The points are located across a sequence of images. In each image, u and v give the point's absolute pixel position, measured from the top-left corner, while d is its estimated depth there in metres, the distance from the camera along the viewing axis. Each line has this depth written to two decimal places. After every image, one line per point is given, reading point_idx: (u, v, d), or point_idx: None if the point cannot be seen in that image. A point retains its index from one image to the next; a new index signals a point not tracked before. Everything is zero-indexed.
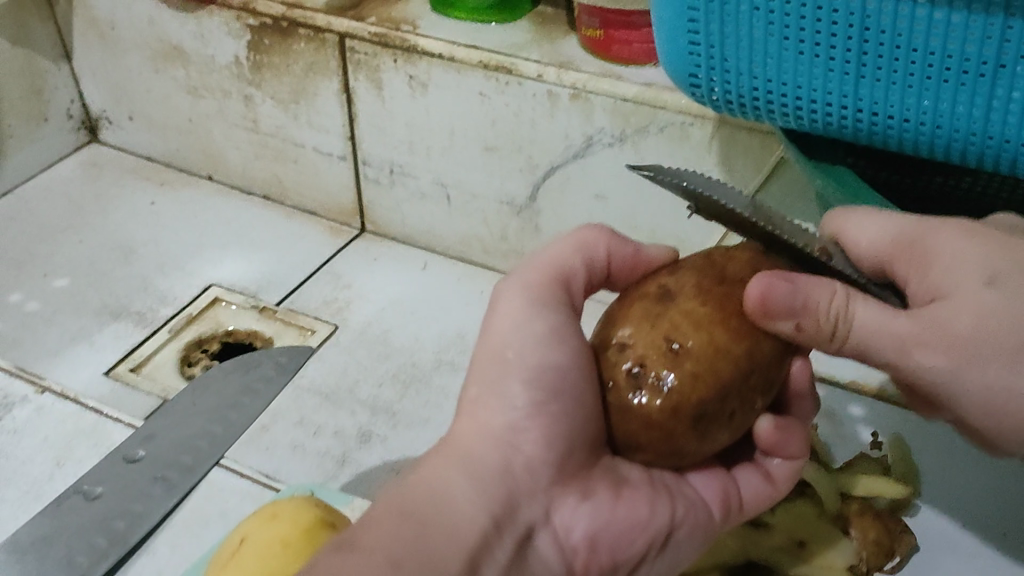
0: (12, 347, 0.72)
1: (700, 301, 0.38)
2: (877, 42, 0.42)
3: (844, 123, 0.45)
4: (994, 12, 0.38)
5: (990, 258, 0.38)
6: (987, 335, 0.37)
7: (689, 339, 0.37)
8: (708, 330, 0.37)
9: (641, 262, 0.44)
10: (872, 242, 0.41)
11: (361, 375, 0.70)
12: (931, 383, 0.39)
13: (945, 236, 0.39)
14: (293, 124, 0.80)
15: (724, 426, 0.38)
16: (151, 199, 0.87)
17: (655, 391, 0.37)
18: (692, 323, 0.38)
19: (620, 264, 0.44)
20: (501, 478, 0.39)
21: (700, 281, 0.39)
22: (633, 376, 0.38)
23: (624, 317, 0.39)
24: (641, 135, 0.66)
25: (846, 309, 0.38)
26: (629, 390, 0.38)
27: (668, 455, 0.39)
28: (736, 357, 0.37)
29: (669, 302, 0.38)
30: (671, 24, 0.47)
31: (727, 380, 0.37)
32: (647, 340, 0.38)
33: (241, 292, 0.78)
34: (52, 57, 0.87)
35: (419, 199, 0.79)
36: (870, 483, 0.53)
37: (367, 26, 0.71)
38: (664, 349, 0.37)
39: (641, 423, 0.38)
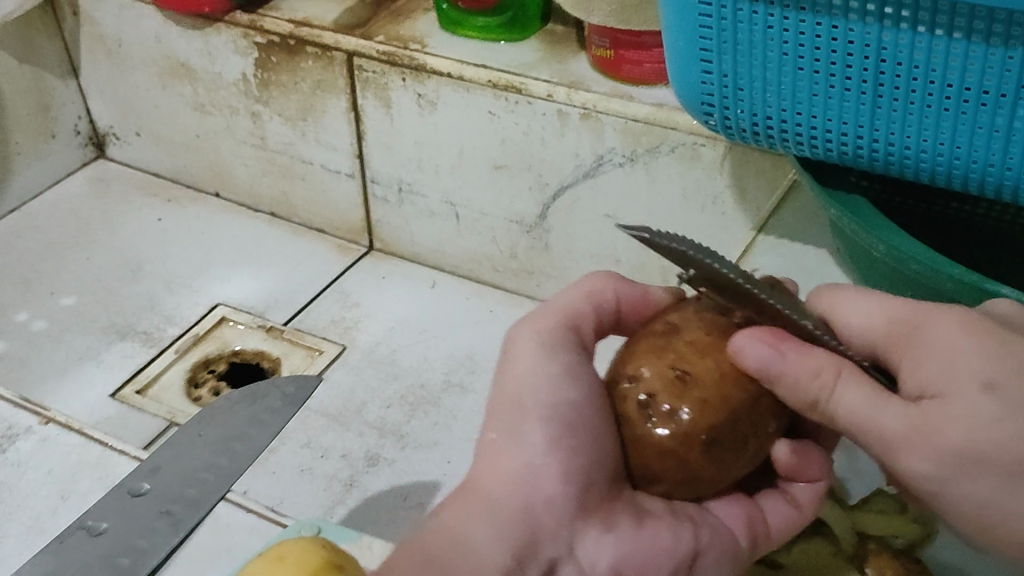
0: (18, 367, 0.71)
1: (703, 330, 0.38)
2: (893, 74, 0.41)
3: (861, 152, 0.44)
4: (1013, 46, 0.37)
5: (988, 358, 0.34)
6: (977, 447, 0.33)
7: (696, 365, 0.37)
8: (714, 356, 0.37)
9: (653, 303, 0.43)
10: (868, 323, 0.38)
11: (368, 397, 0.69)
12: (920, 487, 0.36)
13: (943, 325, 0.35)
14: (301, 141, 0.80)
15: (740, 454, 0.37)
16: (159, 216, 0.87)
17: (667, 420, 0.37)
18: (697, 351, 0.37)
19: (632, 305, 0.43)
20: (515, 516, 0.38)
21: (705, 314, 0.39)
22: (643, 408, 0.37)
23: (631, 351, 0.39)
24: (652, 155, 0.65)
25: (830, 389, 0.36)
26: (642, 424, 0.37)
27: (687, 484, 0.38)
28: (746, 383, 0.37)
29: (673, 335, 0.38)
30: (683, 53, 0.46)
31: (738, 404, 0.37)
32: (654, 370, 0.37)
33: (248, 311, 0.77)
34: (60, 73, 0.87)
35: (428, 217, 0.78)
36: (887, 517, 0.50)
37: (376, 44, 0.71)
38: (673, 377, 0.37)
39: (656, 454, 0.37)
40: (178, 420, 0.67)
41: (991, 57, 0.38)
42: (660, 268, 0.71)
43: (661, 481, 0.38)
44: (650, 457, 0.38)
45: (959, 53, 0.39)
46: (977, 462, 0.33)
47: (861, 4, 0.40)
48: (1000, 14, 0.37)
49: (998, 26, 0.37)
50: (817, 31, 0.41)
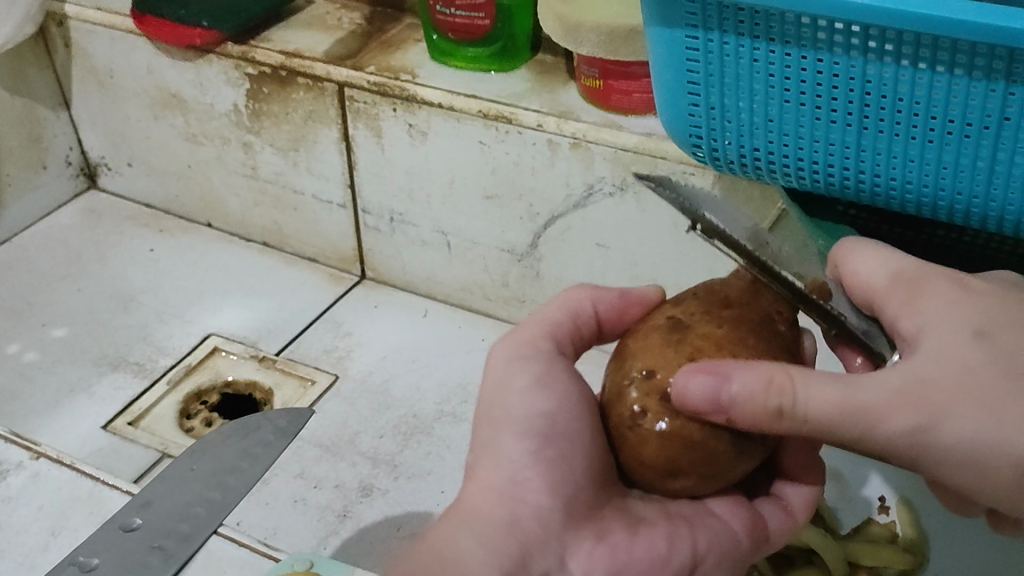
0: (10, 400, 0.71)
1: (715, 325, 0.39)
2: (878, 106, 0.41)
3: (847, 183, 0.45)
4: (996, 79, 0.38)
5: (975, 312, 0.36)
6: (970, 384, 0.34)
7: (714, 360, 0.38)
8: (731, 352, 0.38)
9: (627, 305, 0.45)
10: (870, 274, 0.40)
11: (361, 427, 0.69)
12: (906, 446, 0.36)
13: (933, 287, 0.37)
14: (293, 172, 0.80)
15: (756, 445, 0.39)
16: (151, 246, 0.87)
17: (691, 411, 0.37)
18: (714, 345, 0.38)
19: (607, 311, 0.45)
20: (506, 538, 0.39)
21: (708, 307, 0.40)
22: (665, 402, 0.38)
23: (638, 349, 0.40)
24: (643, 185, 0.65)
25: (794, 392, 0.35)
26: (660, 419, 0.38)
27: (707, 478, 0.39)
28: None
29: (684, 329, 0.39)
30: (671, 86, 0.46)
31: None
32: (671, 364, 0.38)
33: (240, 341, 0.77)
34: (52, 105, 0.87)
35: (419, 246, 0.78)
36: (877, 553, 0.55)
37: (367, 75, 0.71)
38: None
39: (677, 447, 0.38)
40: (171, 451, 0.67)
41: (974, 90, 0.39)
42: None
43: (681, 477, 0.39)
44: (666, 452, 0.38)
45: (943, 86, 0.39)
46: (968, 396, 0.34)
47: (844, 38, 0.40)
48: (982, 47, 0.37)
49: (979, 59, 0.38)
50: (802, 64, 0.42)
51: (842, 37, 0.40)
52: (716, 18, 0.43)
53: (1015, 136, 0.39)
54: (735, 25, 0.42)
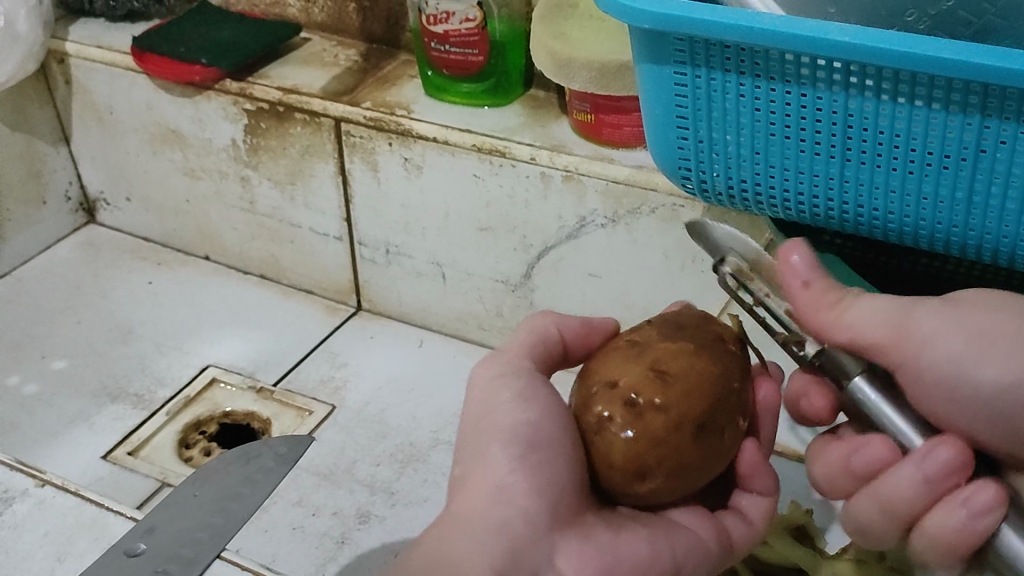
0: (10, 430, 0.72)
1: (670, 340, 0.42)
2: (860, 139, 0.43)
3: (831, 214, 0.46)
4: (972, 113, 0.39)
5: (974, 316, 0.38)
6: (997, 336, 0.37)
7: (671, 365, 0.40)
8: (688, 358, 0.40)
9: (589, 329, 0.47)
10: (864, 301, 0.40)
11: (358, 455, 0.70)
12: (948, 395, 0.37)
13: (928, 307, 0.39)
14: (290, 205, 0.82)
15: (720, 447, 0.40)
16: (149, 279, 0.88)
17: (654, 412, 0.39)
18: (672, 354, 0.41)
19: (571, 335, 0.47)
20: None
21: (664, 328, 0.43)
22: (630, 406, 0.40)
23: (599, 366, 0.42)
24: (634, 217, 0.67)
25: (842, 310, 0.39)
26: (625, 423, 0.39)
27: (677, 476, 0.40)
28: (718, 377, 0.40)
29: (642, 347, 0.42)
30: (660, 120, 0.48)
31: (715, 397, 0.40)
32: (633, 373, 0.40)
33: (238, 372, 0.78)
34: (52, 141, 0.89)
35: (415, 277, 0.80)
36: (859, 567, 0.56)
37: (363, 110, 0.73)
38: (652, 377, 0.40)
39: (646, 447, 0.39)
40: (170, 481, 0.68)
41: (952, 124, 0.40)
42: None
43: (651, 479, 0.40)
44: (633, 456, 0.39)
45: (922, 119, 0.41)
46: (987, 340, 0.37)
47: (826, 74, 0.42)
48: (957, 83, 0.39)
49: (956, 94, 0.39)
50: (786, 98, 0.43)
51: (825, 73, 0.42)
52: (704, 55, 0.44)
53: (991, 168, 0.40)
54: (723, 61, 0.44)
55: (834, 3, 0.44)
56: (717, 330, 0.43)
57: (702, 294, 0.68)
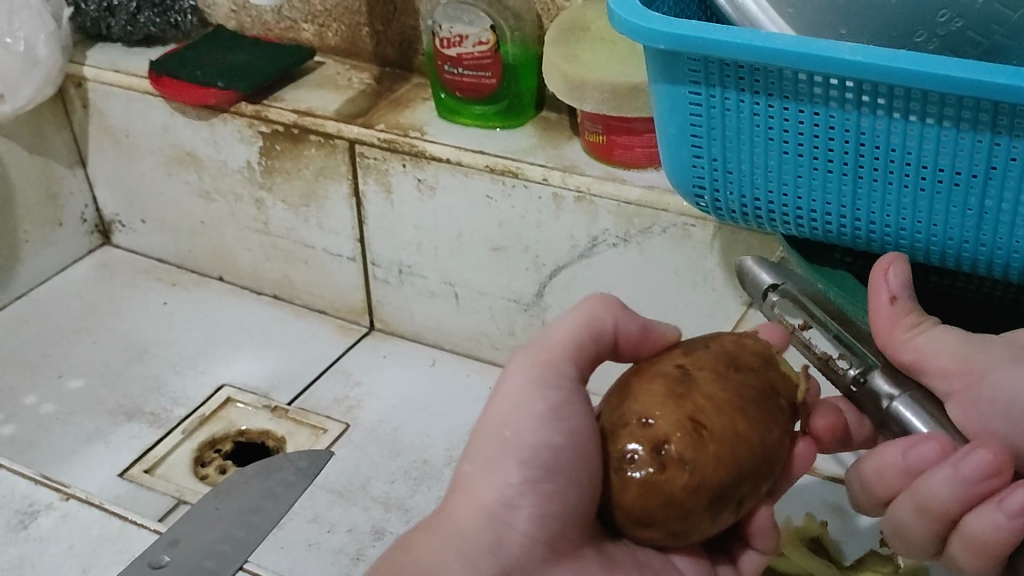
0: (28, 449, 0.73)
1: (720, 387, 0.40)
2: (872, 156, 0.44)
3: (844, 230, 0.47)
4: (982, 131, 0.40)
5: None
6: None
7: (712, 422, 0.39)
8: (730, 417, 0.39)
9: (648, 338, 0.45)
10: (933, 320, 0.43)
11: (373, 473, 0.71)
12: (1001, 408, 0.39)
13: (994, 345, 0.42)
14: (304, 226, 0.83)
15: (732, 507, 0.40)
16: (163, 300, 0.89)
17: (678, 469, 0.38)
18: (715, 408, 0.39)
19: (626, 339, 0.44)
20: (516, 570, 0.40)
21: (716, 365, 0.41)
22: (655, 454, 0.39)
23: (640, 392, 0.40)
24: (645, 236, 0.68)
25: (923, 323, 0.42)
26: (645, 470, 0.39)
27: (678, 532, 0.40)
28: (753, 444, 0.39)
29: (689, 384, 0.40)
30: (675, 140, 0.49)
31: (743, 465, 0.39)
32: (671, 420, 0.39)
33: (253, 391, 0.79)
34: (68, 163, 0.90)
35: (427, 297, 0.81)
36: None
37: (378, 132, 0.74)
38: (688, 429, 0.39)
39: (655, 500, 0.39)
40: (187, 498, 0.69)
41: (962, 141, 0.41)
42: None
43: (653, 528, 0.40)
44: (641, 503, 0.39)
45: (933, 137, 0.42)
46: None
47: (839, 93, 0.43)
48: (968, 101, 0.40)
49: (966, 112, 0.40)
50: (799, 117, 0.44)
51: (837, 92, 0.43)
52: (718, 75, 0.45)
53: (1001, 185, 0.41)
54: (736, 81, 0.45)
55: (845, 25, 0.46)
56: (769, 379, 0.41)
57: (713, 311, 0.69)
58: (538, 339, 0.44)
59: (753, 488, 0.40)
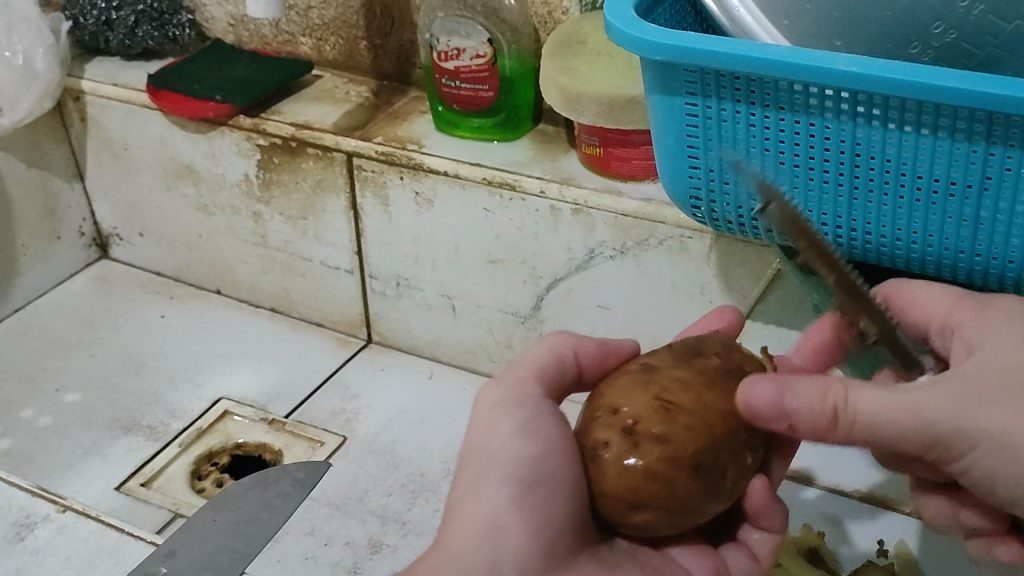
0: (24, 462, 0.73)
1: (682, 368, 0.41)
2: (868, 167, 0.44)
3: (840, 241, 0.47)
4: (977, 141, 0.41)
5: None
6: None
7: (680, 397, 0.40)
8: (696, 390, 0.40)
9: (610, 353, 0.46)
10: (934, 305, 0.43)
11: (370, 486, 0.71)
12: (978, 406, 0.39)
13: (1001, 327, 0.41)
14: (302, 239, 0.83)
15: (720, 483, 0.40)
16: (161, 313, 0.89)
17: (651, 444, 0.39)
18: (681, 385, 0.40)
19: (590, 360, 0.45)
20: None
21: (679, 356, 0.42)
22: (629, 436, 0.39)
23: (608, 389, 0.41)
24: (642, 248, 0.68)
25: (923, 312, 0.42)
26: (623, 452, 0.39)
27: (672, 513, 0.39)
28: (726, 413, 0.40)
29: (653, 371, 0.41)
30: (671, 151, 0.49)
31: (719, 435, 0.39)
32: (639, 402, 0.40)
33: (250, 404, 0.79)
34: (66, 177, 0.90)
35: (425, 309, 0.81)
36: None
37: (375, 145, 0.74)
38: (656, 407, 0.39)
39: (638, 481, 0.39)
40: (183, 511, 0.69)
41: (957, 151, 0.41)
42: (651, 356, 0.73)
43: (644, 511, 0.39)
44: (625, 488, 0.39)
45: (928, 147, 0.42)
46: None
47: (834, 104, 0.43)
48: (963, 111, 0.40)
49: (961, 122, 0.40)
50: (795, 128, 0.45)
51: (833, 102, 0.43)
52: (714, 86, 0.45)
53: (996, 195, 0.42)
54: (733, 92, 0.45)
55: (840, 37, 0.46)
56: (736, 360, 0.42)
57: None
58: (505, 370, 0.45)
59: (735, 462, 0.40)
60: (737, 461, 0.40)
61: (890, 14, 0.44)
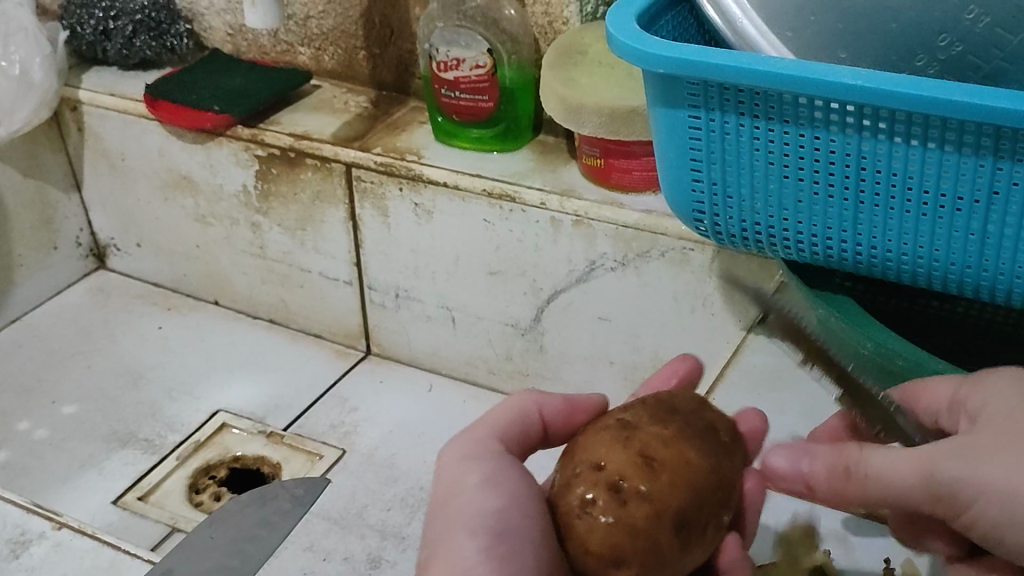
0: (20, 476, 0.72)
1: (660, 425, 0.41)
2: (873, 181, 0.43)
3: (845, 254, 0.47)
4: (984, 155, 0.40)
5: None
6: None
7: (662, 454, 0.39)
8: (677, 447, 0.40)
9: (573, 409, 0.46)
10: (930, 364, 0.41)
11: (369, 500, 0.70)
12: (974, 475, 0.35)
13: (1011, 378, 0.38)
14: (300, 250, 0.82)
15: (699, 539, 0.40)
16: (158, 324, 0.89)
17: (638, 501, 0.38)
18: (662, 442, 0.40)
19: (553, 415, 0.46)
20: None
21: (655, 412, 0.42)
22: (614, 492, 0.39)
23: (586, 446, 0.41)
24: (643, 260, 0.67)
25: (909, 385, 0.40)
26: (608, 510, 0.39)
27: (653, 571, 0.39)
28: (705, 470, 0.40)
29: (632, 428, 0.41)
30: (675, 164, 0.49)
31: (702, 491, 0.39)
32: (621, 458, 0.39)
33: (249, 417, 0.78)
34: (63, 187, 0.89)
35: (424, 321, 0.80)
36: None
37: (374, 156, 0.74)
38: (639, 463, 0.39)
39: (622, 537, 0.38)
40: (180, 526, 0.68)
41: (964, 165, 0.41)
42: (652, 369, 0.72)
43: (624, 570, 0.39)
44: (608, 546, 0.38)
45: (934, 162, 0.41)
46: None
47: (839, 117, 0.42)
48: (969, 125, 0.39)
49: (968, 136, 0.40)
50: (800, 141, 0.44)
51: (838, 116, 0.42)
52: (718, 98, 0.45)
53: (1003, 210, 0.41)
54: (736, 105, 0.45)
55: (844, 49, 0.45)
56: (706, 418, 0.42)
57: (711, 337, 0.68)
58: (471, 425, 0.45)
59: (714, 520, 0.40)
60: (715, 518, 0.40)
61: (896, 26, 0.44)
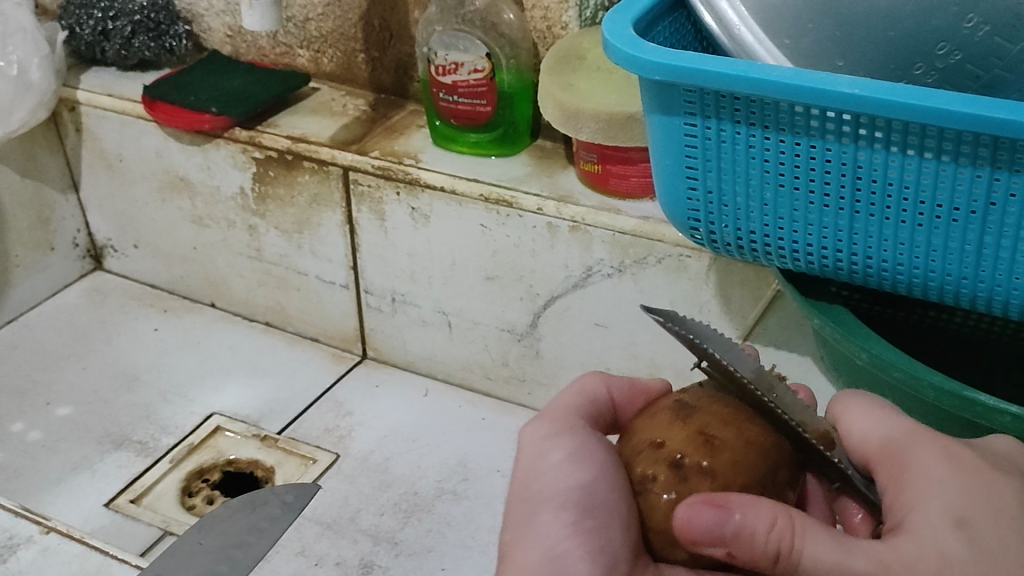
0: (12, 478, 0.72)
1: (718, 403, 0.39)
2: (869, 191, 0.43)
3: (840, 264, 0.46)
4: (981, 165, 0.40)
5: (965, 498, 0.35)
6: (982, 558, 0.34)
7: (722, 433, 0.38)
8: (736, 426, 0.38)
9: (639, 389, 0.45)
10: (869, 436, 0.40)
11: (362, 505, 0.70)
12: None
13: (928, 459, 0.37)
14: (296, 254, 0.82)
15: None
16: (154, 326, 0.88)
17: (700, 477, 0.37)
18: (721, 421, 0.38)
19: (621, 397, 0.45)
20: None
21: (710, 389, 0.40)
22: (675, 469, 0.37)
23: (648, 425, 0.40)
24: (640, 267, 0.67)
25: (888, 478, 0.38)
26: (670, 486, 0.37)
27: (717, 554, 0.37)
28: (766, 448, 0.38)
29: (691, 408, 0.39)
30: (671, 171, 0.48)
31: (766, 471, 0.37)
32: (681, 436, 0.38)
33: (243, 420, 0.78)
34: (61, 188, 0.89)
35: (420, 326, 0.80)
36: None
37: (371, 159, 0.73)
38: (700, 440, 0.37)
39: None
40: (173, 528, 0.68)
41: (961, 176, 0.40)
42: (649, 375, 0.72)
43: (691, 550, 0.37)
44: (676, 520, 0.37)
45: (931, 171, 0.41)
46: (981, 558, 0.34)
47: (836, 126, 0.42)
48: (966, 135, 0.39)
49: (964, 147, 0.39)
50: (796, 150, 0.44)
51: (835, 125, 0.42)
52: (713, 106, 0.45)
53: (1000, 222, 0.41)
54: (732, 113, 0.44)
55: (843, 56, 0.45)
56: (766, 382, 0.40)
57: None
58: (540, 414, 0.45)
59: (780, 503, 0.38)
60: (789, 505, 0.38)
61: (895, 33, 0.44)
